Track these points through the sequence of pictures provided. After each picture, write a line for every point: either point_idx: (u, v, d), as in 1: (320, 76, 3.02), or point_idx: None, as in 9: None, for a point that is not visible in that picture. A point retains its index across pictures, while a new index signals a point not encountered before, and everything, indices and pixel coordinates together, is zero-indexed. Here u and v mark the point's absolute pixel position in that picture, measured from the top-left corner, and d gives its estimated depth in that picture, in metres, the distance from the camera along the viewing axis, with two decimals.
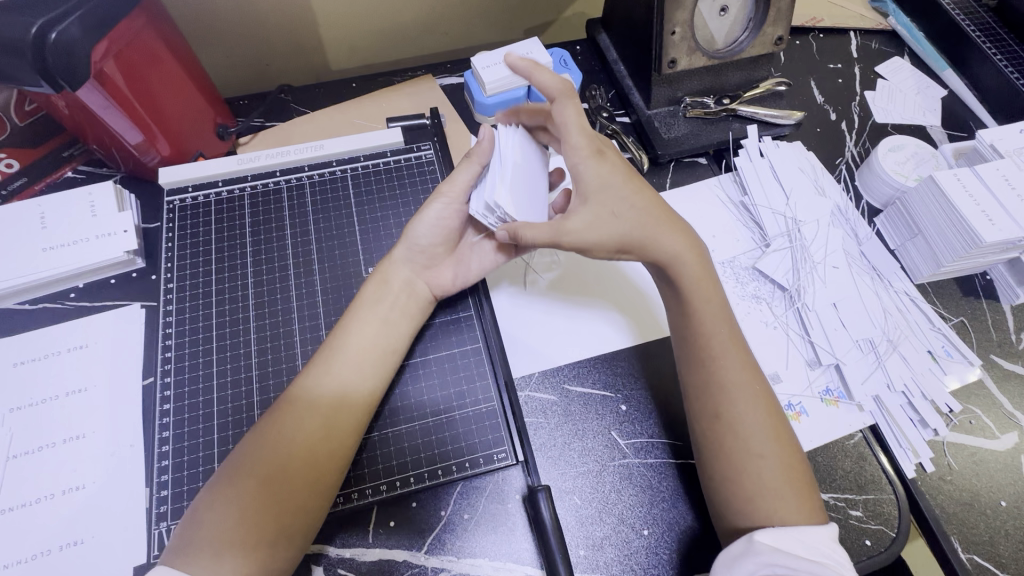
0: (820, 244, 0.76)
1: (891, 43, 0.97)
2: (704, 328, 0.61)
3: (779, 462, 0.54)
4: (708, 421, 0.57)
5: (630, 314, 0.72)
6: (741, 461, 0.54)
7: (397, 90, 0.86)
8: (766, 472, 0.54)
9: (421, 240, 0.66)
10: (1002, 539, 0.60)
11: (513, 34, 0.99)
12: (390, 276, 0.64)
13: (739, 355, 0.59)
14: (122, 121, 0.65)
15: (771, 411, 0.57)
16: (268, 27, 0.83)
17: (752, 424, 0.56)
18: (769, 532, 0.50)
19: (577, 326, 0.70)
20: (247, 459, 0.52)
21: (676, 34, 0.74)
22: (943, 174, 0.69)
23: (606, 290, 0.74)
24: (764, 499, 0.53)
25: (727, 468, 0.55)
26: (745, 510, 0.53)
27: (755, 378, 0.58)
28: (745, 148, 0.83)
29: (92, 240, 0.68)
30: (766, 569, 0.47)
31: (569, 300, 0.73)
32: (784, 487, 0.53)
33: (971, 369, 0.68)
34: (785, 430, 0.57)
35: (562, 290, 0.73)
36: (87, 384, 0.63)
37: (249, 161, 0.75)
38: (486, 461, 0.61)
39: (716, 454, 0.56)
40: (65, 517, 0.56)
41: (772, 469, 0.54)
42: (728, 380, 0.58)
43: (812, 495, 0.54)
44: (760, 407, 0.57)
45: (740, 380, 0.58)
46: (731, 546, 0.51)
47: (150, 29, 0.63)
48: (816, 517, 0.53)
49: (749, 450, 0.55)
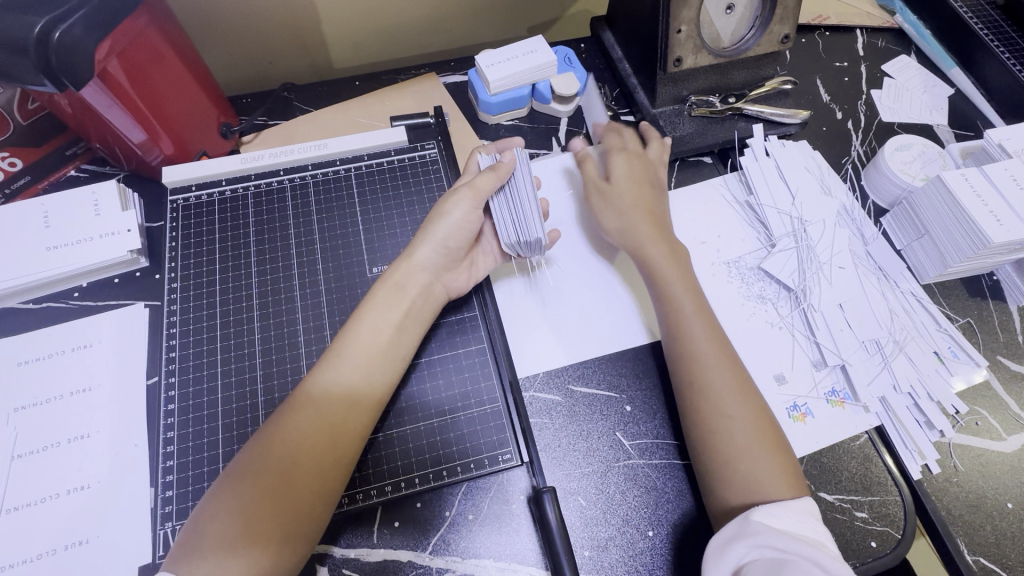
0: (826, 243, 0.76)
1: (898, 41, 0.96)
2: (675, 308, 0.64)
3: (749, 427, 0.56)
4: (683, 390, 0.60)
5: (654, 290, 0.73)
6: (715, 426, 0.56)
7: (400, 89, 0.86)
8: (739, 437, 0.56)
9: (444, 239, 0.65)
10: (1009, 541, 0.59)
11: (517, 32, 0.99)
12: (406, 282, 0.63)
13: (705, 329, 0.62)
14: (125, 119, 0.65)
15: (740, 380, 0.59)
16: (272, 24, 0.82)
17: (722, 391, 0.58)
18: (762, 512, 0.50)
19: (599, 309, 0.71)
20: (251, 465, 0.51)
21: (682, 33, 0.74)
22: (950, 175, 0.68)
23: (613, 298, 0.72)
24: (739, 463, 0.55)
25: (705, 436, 0.57)
26: (726, 479, 0.54)
27: (722, 351, 0.61)
28: (751, 147, 0.82)
29: (96, 239, 0.68)
30: (756, 552, 0.47)
31: (593, 279, 0.74)
32: (759, 453, 0.55)
33: (977, 370, 0.68)
34: (755, 396, 0.59)
35: (585, 269, 0.74)
36: (91, 384, 0.63)
37: (253, 160, 0.75)
38: (491, 462, 0.61)
39: (693, 423, 0.58)
40: (71, 517, 0.56)
41: (743, 434, 0.56)
42: (697, 353, 0.61)
43: (789, 462, 0.55)
44: (728, 373, 0.59)
45: (711, 353, 0.60)
46: (725, 529, 0.51)
47: (155, 28, 0.63)
48: (797, 486, 0.54)
49: (721, 415, 0.57)
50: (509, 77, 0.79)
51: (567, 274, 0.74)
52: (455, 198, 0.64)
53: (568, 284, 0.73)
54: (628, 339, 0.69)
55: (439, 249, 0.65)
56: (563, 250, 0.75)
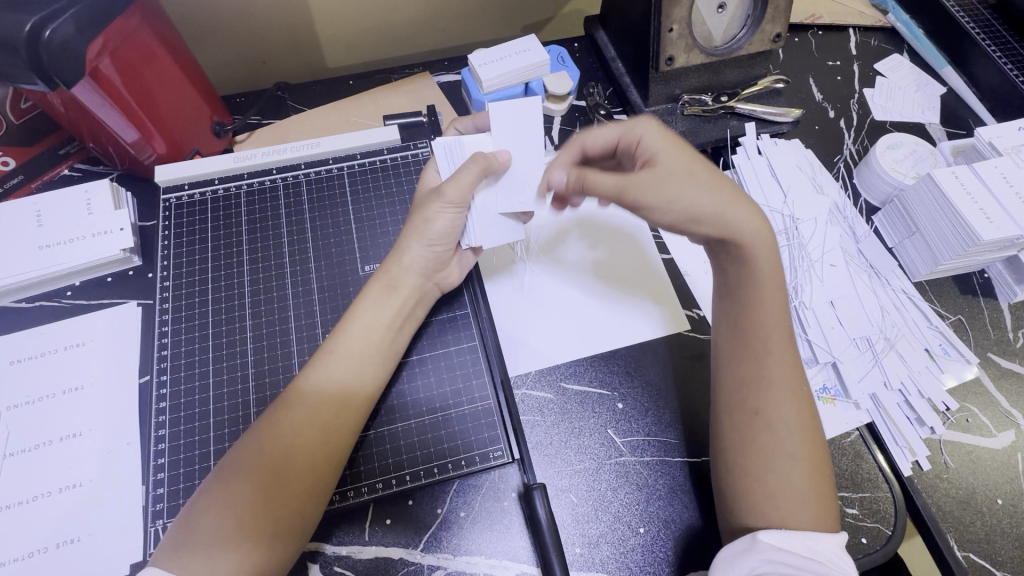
0: (817, 242, 0.76)
1: (891, 40, 0.97)
2: (755, 329, 0.59)
3: (799, 460, 0.53)
4: (742, 413, 0.56)
5: (649, 296, 0.73)
6: (769, 459, 0.54)
7: (394, 88, 0.86)
8: (789, 474, 0.53)
9: (435, 240, 0.63)
10: (1000, 537, 0.59)
11: (511, 32, 0.99)
12: (399, 283, 0.62)
13: (783, 355, 0.57)
14: (118, 119, 0.65)
15: (806, 412, 0.56)
16: (265, 23, 0.82)
17: (786, 424, 0.55)
18: (773, 532, 0.50)
19: (591, 316, 0.71)
20: (243, 464, 0.51)
21: (674, 32, 0.74)
22: (941, 172, 0.69)
23: (607, 308, 0.72)
24: (784, 498, 0.52)
25: (752, 463, 0.54)
26: (764, 507, 0.52)
27: (797, 383, 0.57)
28: (743, 146, 0.83)
29: (89, 238, 0.68)
30: (769, 566, 0.48)
31: (582, 290, 0.73)
32: (806, 488, 0.52)
33: (969, 367, 0.68)
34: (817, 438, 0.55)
35: (572, 280, 0.74)
36: (84, 382, 0.63)
37: (247, 159, 0.75)
38: (482, 459, 0.61)
39: (737, 443, 0.55)
40: (62, 515, 0.57)
41: (797, 470, 0.53)
42: (772, 382, 0.56)
43: (830, 498, 0.54)
44: (795, 409, 0.55)
45: (783, 382, 0.56)
46: (732, 543, 0.51)
47: (147, 27, 0.63)
48: (830, 521, 0.53)
49: (781, 451, 0.54)
50: (502, 76, 0.79)
51: (556, 284, 0.74)
52: (436, 206, 0.61)
53: (561, 294, 0.73)
54: (623, 338, 0.69)
55: (426, 252, 0.63)
56: (550, 262, 0.75)
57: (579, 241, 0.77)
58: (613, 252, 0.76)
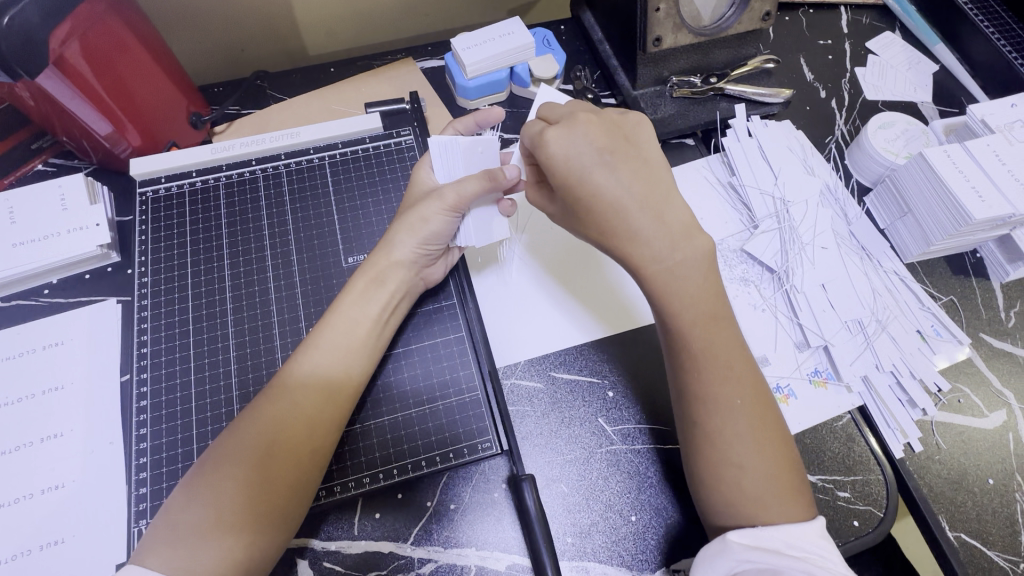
0: (808, 224, 0.75)
1: (882, 17, 0.95)
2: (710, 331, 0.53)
3: (768, 468, 0.50)
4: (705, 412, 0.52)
5: (617, 304, 0.70)
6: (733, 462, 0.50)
7: (376, 75, 0.84)
8: (761, 473, 0.50)
9: (428, 232, 0.62)
10: (990, 517, 0.59)
11: (497, 14, 0.96)
12: (387, 277, 0.61)
13: (739, 357, 0.53)
14: (91, 113, 0.63)
15: (766, 417, 0.52)
16: (241, 11, 0.80)
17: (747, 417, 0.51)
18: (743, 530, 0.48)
19: (554, 326, 0.69)
20: (224, 459, 0.50)
21: (661, 11, 0.72)
22: (932, 151, 0.67)
23: (567, 317, 0.69)
24: (755, 500, 0.49)
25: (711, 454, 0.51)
26: (736, 504, 0.50)
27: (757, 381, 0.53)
28: (733, 127, 0.81)
29: (64, 234, 0.66)
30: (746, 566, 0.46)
31: (546, 299, 0.71)
32: (776, 477, 0.50)
33: (960, 348, 0.68)
34: (779, 433, 0.52)
35: (542, 282, 0.72)
36: (64, 382, 0.62)
37: (225, 150, 0.73)
38: (470, 451, 0.60)
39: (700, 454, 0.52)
40: (44, 518, 0.56)
41: (763, 457, 0.50)
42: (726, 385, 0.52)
43: (799, 492, 0.50)
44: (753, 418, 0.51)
45: (743, 391, 0.52)
46: (708, 546, 0.49)
47: (115, 16, 0.61)
48: (801, 508, 0.50)
49: (744, 453, 0.50)
50: (487, 60, 0.77)
51: (524, 289, 0.72)
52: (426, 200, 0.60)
53: (521, 304, 0.70)
54: (593, 336, 0.68)
55: (419, 250, 0.62)
56: (515, 270, 0.73)
57: (546, 239, 0.75)
58: (580, 256, 0.74)
